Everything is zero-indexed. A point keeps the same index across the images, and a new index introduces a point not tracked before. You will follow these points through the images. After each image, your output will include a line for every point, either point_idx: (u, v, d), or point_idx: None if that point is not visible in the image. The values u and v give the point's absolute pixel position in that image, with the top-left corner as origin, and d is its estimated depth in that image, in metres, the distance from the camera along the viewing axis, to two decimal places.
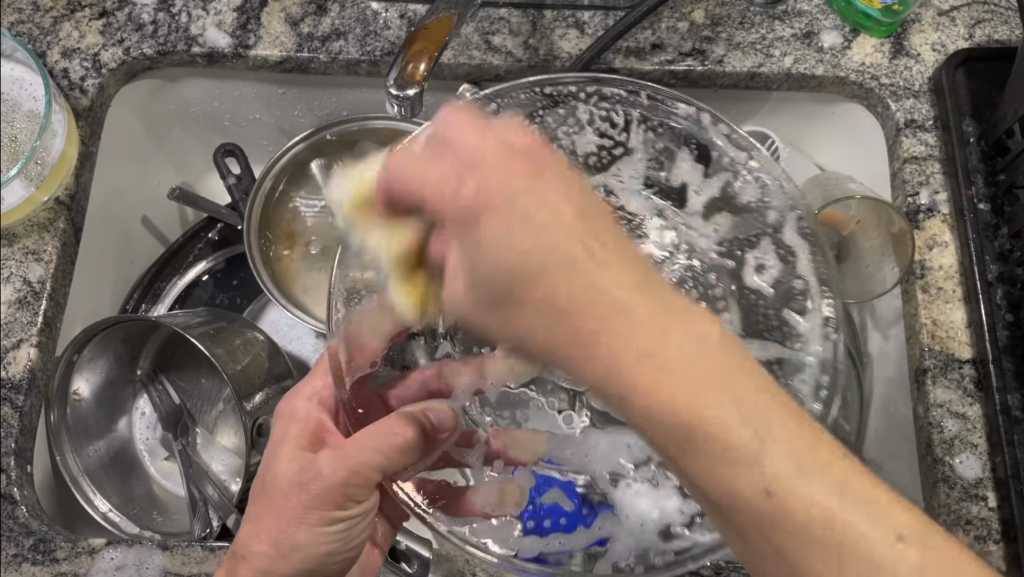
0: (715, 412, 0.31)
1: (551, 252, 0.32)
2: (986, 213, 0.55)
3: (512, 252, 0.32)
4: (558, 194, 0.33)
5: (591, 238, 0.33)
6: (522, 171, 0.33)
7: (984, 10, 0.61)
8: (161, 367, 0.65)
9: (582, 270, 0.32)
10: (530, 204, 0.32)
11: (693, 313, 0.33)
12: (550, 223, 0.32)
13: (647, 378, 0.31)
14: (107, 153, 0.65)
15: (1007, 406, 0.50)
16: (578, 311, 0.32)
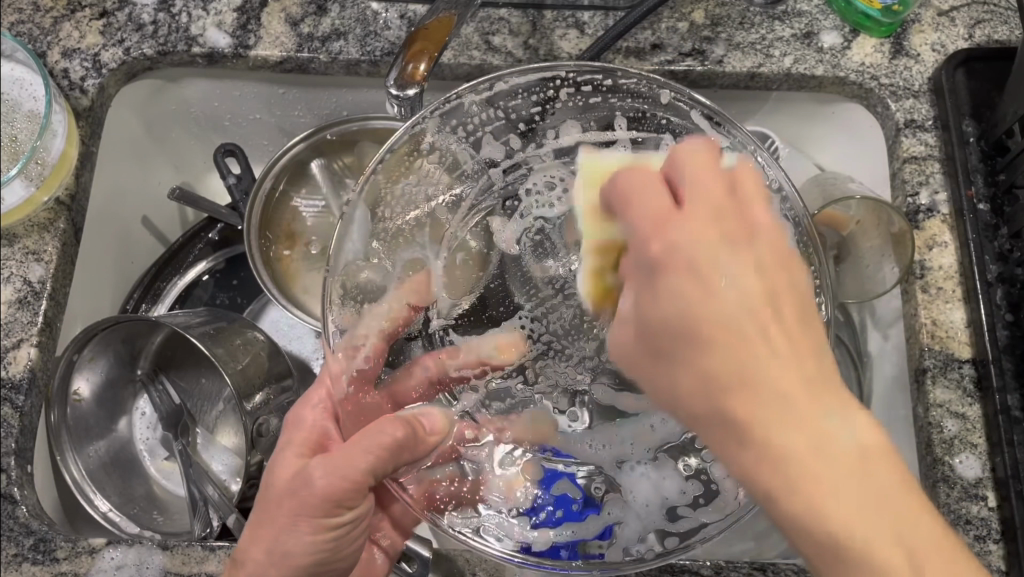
0: (802, 421, 0.33)
1: (733, 289, 0.36)
2: (986, 213, 0.55)
3: (688, 277, 0.36)
4: (719, 241, 0.37)
5: (758, 273, 0.36)
6: (716, 214, 0.37)
7: (984, 10, 0.61)
8: (161, 367, 0.65)
9: (734, 318, 0.35)
10: (727, 261, 0.36)
11: (848, 414, 0.34)
12: (766, 258, 0.37)
13: (796, 398, 0.34)
14: (107, 153, 0.65)
15: (1007, 406, 0.50)
16: (709, 329, 0.35)
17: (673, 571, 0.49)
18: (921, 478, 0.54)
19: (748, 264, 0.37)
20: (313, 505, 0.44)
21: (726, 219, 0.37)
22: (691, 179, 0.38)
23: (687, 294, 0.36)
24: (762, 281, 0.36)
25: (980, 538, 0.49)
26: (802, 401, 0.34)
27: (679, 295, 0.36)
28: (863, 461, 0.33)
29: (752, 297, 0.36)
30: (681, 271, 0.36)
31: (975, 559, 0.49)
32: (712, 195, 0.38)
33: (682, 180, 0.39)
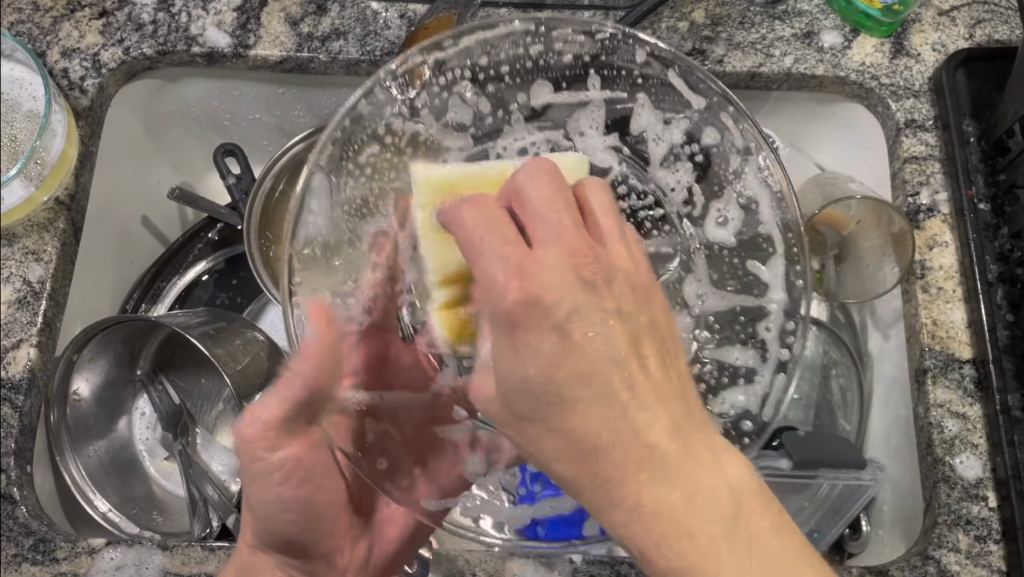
0: (668, 469, 0.38)
1: (598, 347, 0.38)
2: (986, 213, 0.55)
3: (558, 338, 0.38)
4: (585, 310, 0.38)
5: (615, 348, 0.39)
6: (569, 259, 0.39)
7: (984, 10, 0.61)
8: (161, 367, 0.65)
9: (600, 371, 0.38)
10: (547, 277, 0.38)
11: (721, 463, 0.39)
12: (572, 267, 0.39)
13: (658, 440, 0.38)
14: (107, 153, 0.65)
15: (1008, 406, 0.50)
16: (591, 387, 0.38)
17: None
18: (922, 478, 0.54)
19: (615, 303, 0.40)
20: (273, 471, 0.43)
21: (573, 265, 0.39)
22: (561, 228, 0.39)
23: (553, 348, 0.38)
24: (625, 353, 0.39)
25: (980, 538, 0.49)
26: (667, 441, 0.38)
27: (552, 355, 0.38)
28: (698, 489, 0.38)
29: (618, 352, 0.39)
30: (556, 331, 0.38)
31: (976, 559, 0.49)
32: (556, 244, 0.39)
33: (531, 217, 0.40)
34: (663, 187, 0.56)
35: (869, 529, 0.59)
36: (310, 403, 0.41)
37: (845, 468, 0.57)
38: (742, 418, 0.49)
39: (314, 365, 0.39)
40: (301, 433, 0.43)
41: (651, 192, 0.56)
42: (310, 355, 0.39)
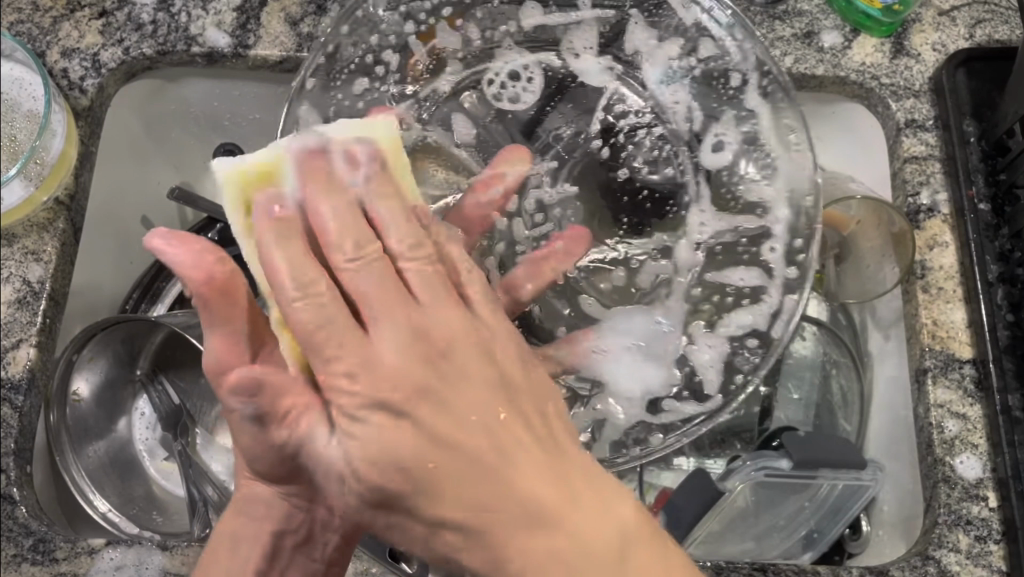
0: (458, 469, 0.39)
1: (456, 428, 0.40)
2: (986, 213, 0.55)
3: (429, 444, 0.39)
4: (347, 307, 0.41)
5: (383, 342, 0.40)
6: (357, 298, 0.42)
7: (984, 10, 0.61)
8: (160, 367, 0.65)
9: (480, 460, 0.39)
10: (382, 349, 0.40)
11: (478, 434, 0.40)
12: (418, 331, 0.41)
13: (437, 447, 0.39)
14: (106, 153, 0.65)
15: (1007, 406, 0.50)
16: (474, 491, 0.39)
17: None
18: (922, 478, 0.53)
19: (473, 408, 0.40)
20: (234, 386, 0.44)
21: (411, 338, 0.40)
22: (417, 275, 0.42)
23: (412, 446, 0.39)
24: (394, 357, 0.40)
25: (980, 538, 0.49)
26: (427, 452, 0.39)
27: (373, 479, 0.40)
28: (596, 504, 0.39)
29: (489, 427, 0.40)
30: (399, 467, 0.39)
31: (976, 560, 0.49)
32: (369, 288, 0.41)
33: (362, 299, 0.41)
34: (664, 107, 0.57)
35: (869, 529, 0.59)
36: (225, 311, 0.43)
37: (846, 468, 0.57)
38: (749, 335, 0.52)
39: (202, 270, 0.42)
40: (234, 342, 0.43)
41: (649, 110, 0.58)
42: (190, 266, 0.42)
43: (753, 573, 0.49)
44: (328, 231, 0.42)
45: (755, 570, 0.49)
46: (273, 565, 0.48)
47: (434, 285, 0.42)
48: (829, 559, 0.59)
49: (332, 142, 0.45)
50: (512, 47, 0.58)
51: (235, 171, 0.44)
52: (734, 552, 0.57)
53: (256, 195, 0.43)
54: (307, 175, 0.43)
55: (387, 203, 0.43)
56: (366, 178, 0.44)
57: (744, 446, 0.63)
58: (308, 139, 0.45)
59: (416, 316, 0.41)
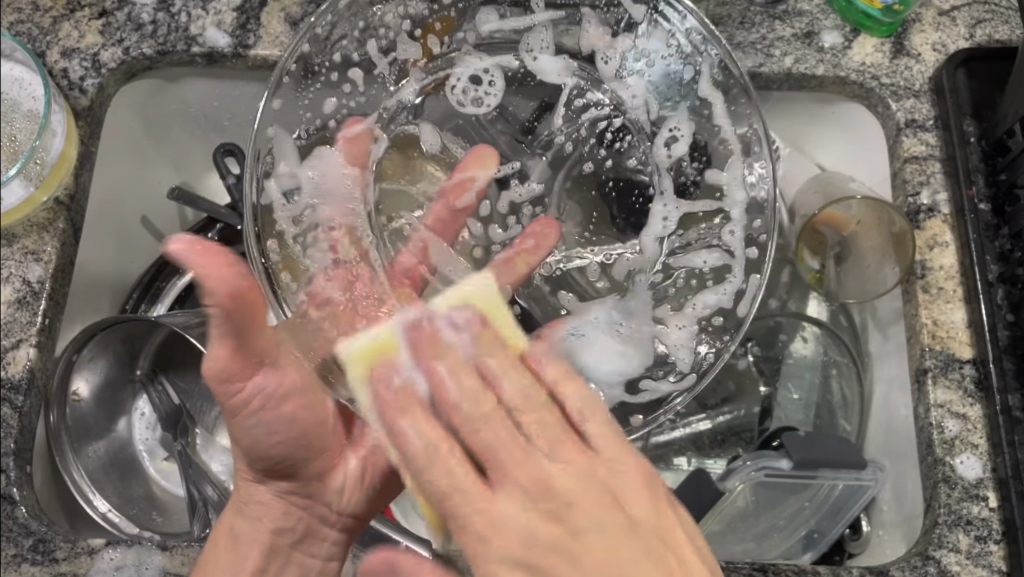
0: (575, 553, 0.37)
1: (577, 502, 0.38)
2: (986, 213, 0.55)
3: (541, 539, 0.37)
4: (539, 427, 0.40)
5: (552, 459, 0.39)
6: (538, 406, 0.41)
7: (984, 10, 0.61)
8: (160, 367, 0.64)
9: (575, 527, 0.37)
10: (505, 507, 0.38)
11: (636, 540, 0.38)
12: (534, 488, 0.38)
13: (539, 529, 0.37)
14: (105, 153, 0.65)
15: (1008, 406, 0.50)
16: (596, 553, 0.37)
17: None
18: (922, 478, 0.54)
19: (569, 481, 0.38)
20: (238, 397, 0.44)
21: (535, 498, 0.38)
22: (518, 396, 0.41)
23: (544, 542, 0.37)
24: (557, 458, 0.39)
25: (980, 538, 0.49)
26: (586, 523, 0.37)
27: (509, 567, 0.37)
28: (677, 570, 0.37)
29: (579, 471, 0.39)
30: (524, 558, 0.37)
31: (976, 560, 0.49)
32: (490, 436, 0.39)
33: (458, 415, 0.40)
34: (621, 98, 0.57)
35: (869, 529, 0.59)
36: (238, 323, 0.40)
37: (846, 468, 0.57)
38: (716, 314, 0.53)
39: (224, 288, 0.38)
40: (240, 354, 0.42)
41: (610, 102, 0.57)
42: (216, 288, 0.37)
43: (753, 573, 0.49)
44: (464, 428, 0.40)
45: (755, 570, 0.49)
46: (273, 559, 0.51)
47: (535, 404, 0.41)
48: (829, 558, 0.60)
49: (433, 317, 0.45)
50: (469, 51, 0.58)
51: (359, 344, 0.44)
52: (735, 551, 0.57)
53: (379, 365, 0.43)
54: (418, 344, 0.44)
55: (510, 373, 0.42)
56: (470, 339, 0.43)
57: (744, 446, 0.63)
58: (417, 315, 0.45)
59: (531, 471, 0.39)
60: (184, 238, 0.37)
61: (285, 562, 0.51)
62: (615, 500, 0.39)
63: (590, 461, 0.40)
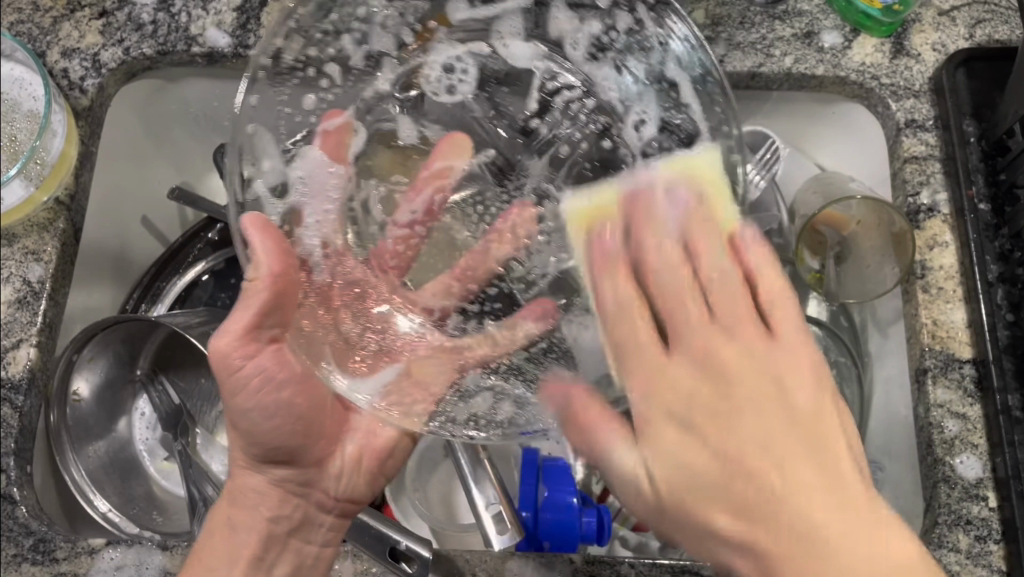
0: (738, 399, 0.35)
1: (759, 435, 0.35)
2: (986, 213, 0.55)
3: (723, 464, 0.34)
4: (723, 294, 0.38)
5: (719, 337, 0.37)
6: (743, 286, 0.39)
7: (984, 10, 0.61)
8: (160, 367, 0.64)
9: (779, 455, 0.34)
10: (671, 404, 0.36)
11: (793, 402, 0.36)
12: (701, 357, 0.36)
13: (703, 399, 0.35)
14: (105, 153, 0.65)
15: (1007, 405, 0.50)
16: (770, 455, 0.34)
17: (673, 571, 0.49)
18: (922, 478, 0.54)
19: (751, 368, 0.36)
20: (234, 373, 0.49)
21: (705, 369, 0.36)
22: (702, 240, 0.40)
23: (715, 463, 0.35)
24: (708, 336, 0.37)
25: (981, 538, 0.49)
26: (783, 436, 0.35)
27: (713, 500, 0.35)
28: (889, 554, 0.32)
29: (810, 392, 0.36)
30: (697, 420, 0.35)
31: (976, 559, 0.49)
32: (696, 312, 0.38)
33: (666, 298, 0.39)
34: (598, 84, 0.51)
35: None
36: (270, 303, 0.47)
37: None
38: None
39: (268, 269, 0.45)
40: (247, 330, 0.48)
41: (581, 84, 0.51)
42: (265, 260, 0.44)
43: None
44: (647, 271, 0.39)
45: None
46: (269, 547, 0.52)
47: (732, 293, 0.38)
48: None
49: (649, 186, 0.43)
50: (441, 39, 0.51)
51: (582, 202, 0.44)
52: None
53: (595, 223, 0.43)
54: (631, 213, 0.42)
55: (709, 224, 0.41)
56: (680, 210, 0.41)
57: None
58: (637, 179, 0.45)
59: (706, 337, 0.37)
60: (257, 215, 0.45)
61: (282, 551, 0.52)
62: (804, 431, 0.35)
63: (784, 362, 0.37)
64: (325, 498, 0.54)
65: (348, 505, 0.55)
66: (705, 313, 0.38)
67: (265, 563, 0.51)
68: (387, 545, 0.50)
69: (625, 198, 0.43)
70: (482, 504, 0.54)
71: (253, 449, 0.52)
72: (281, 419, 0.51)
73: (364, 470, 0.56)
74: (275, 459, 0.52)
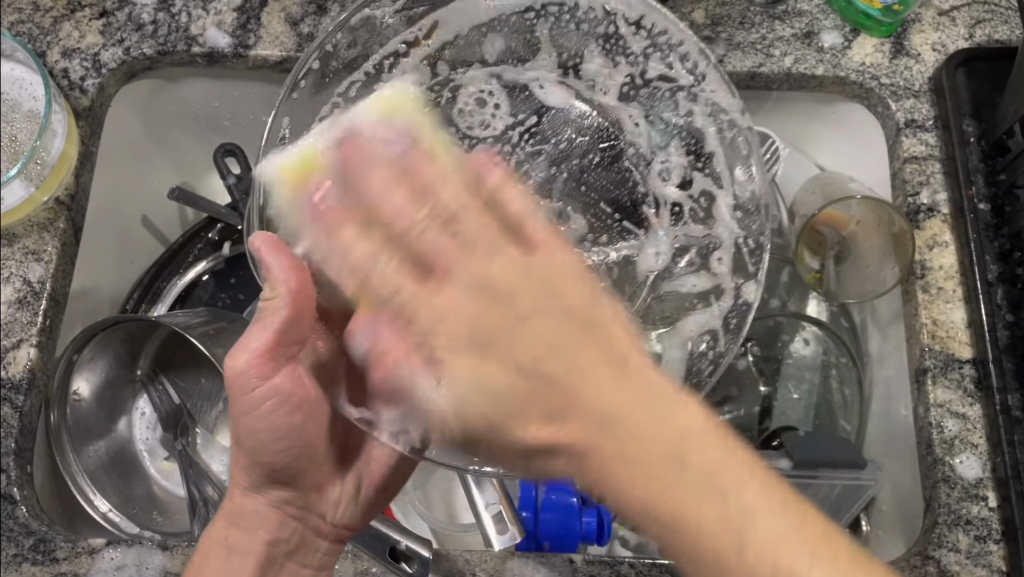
0: (644, 457, 0.36)
1: (596, 401, 0.37)
2: (986, 213, 0.55)
3: (523, 379, 0.38)
4: (537, 292, 0.39)
5: (546, 328, 0.38)
6: (478, 235, 0.41)
7: (984, 10, 0.61)
8: (161, 367, 0.64)
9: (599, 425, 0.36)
10: (578, 436, 0.37)
11: (693, 435, 0.37)
12: (532, 348, 0.38)
13: (596, 403, 0.37)
14: (106, 153, 0.65)
15: (1007, 406, 0.50)
16: (563, 390, 0.37)
17: (674, 571, 0.49)
18: (922, 478, 0.54)
19: (477, 297, 0.39)
20: (251, 394, 0.45)
21: (524, 364, 0.38)
22: (471, 224, 0.41)
23: (556, 421, 0.37)
24: (496, 292, 0.39)
25: (980, 538, 0.49)
26: (642, 416, 0.37)
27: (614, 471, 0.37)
28: (800, 522, 0.36)
29: (567, 349, 0.38)
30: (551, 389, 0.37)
31: (975, 559, 0.49)
32: (442, 250, 0.41)
33: (430, 254, 0.41)
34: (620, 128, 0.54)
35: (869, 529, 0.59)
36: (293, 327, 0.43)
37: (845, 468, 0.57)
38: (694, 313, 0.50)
39: (295, 283, 0.41)
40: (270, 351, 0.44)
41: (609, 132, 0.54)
42: (283, 275, 0.41)
43: None
44: (415, 243, 0.41)
45: None
46: (268, 568, 0.50)
47: (486, 200, 0.42)
48: None
49: (364, 122, 0.44)
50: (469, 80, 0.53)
51: (279, 170, 0.43)
52: None
53: (308, 185, 0.43)
54: (352, 160, 0.43)
55: (433, 167, 0.43)
56: (399, 145, 0.44)
57: None
58: (341, 125, 0.45)
59: (479, 268, 0.40)
60: (269, 234, 0.42)
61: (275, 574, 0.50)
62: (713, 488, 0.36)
63: (542, 277, 0.40)
64: (324, 523, 0.51)
65: (344, 530, 0.52)
66: (459, 234, 0.41)
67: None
68: (387, 545, 0.50)
69: (347, 142, 0.44)
70: (482, 504, 0.54)
71: (252, 469, 0.49)
72: (288, 442, 0.48)
73: (364, 499, 0.53)
74: (278, 481, 0.50)
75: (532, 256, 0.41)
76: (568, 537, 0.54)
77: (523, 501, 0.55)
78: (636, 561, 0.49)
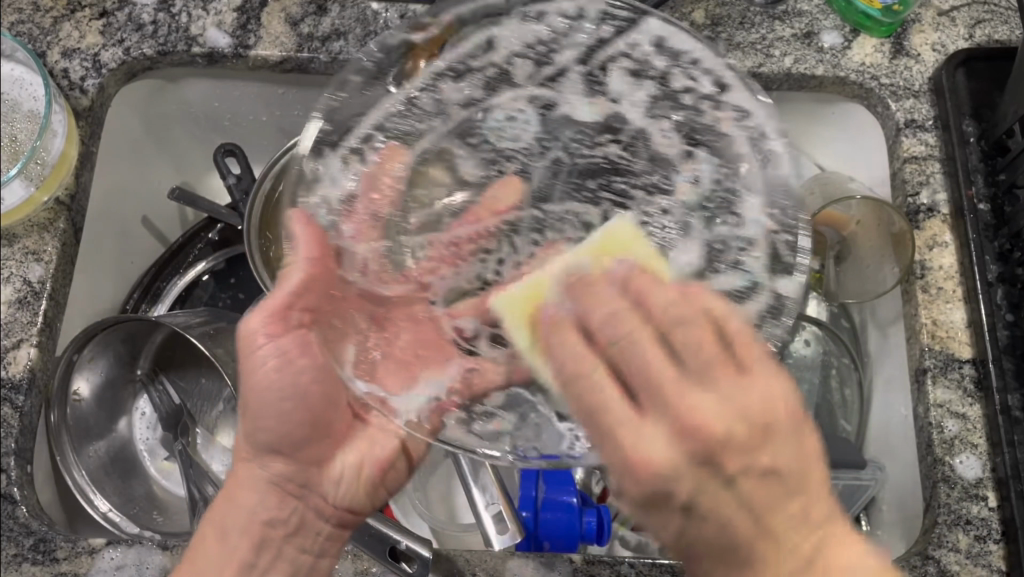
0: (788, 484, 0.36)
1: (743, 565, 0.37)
2: (986, 213, 0.55)
3: (688, 442, 0.34)
4: (725, 364, 0.35)
5: (695, 394, 0.34)
6: (693, 328, 0.35)
7: (984, 10, 0.61)
8: (161, 367, 0.64)
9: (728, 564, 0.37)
10: (712, 496, 0.35)
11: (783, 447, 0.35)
12: (678, 415, 0.34)
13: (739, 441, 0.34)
14: (106, 153, 0.65)
15: (1007, 406, 0.50)
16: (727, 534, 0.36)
17: (673, 571, 0.49)
18: (922, 478, 0.54)
19: (727, 422, 0.34)
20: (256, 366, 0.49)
21: (683, 431, 0.34)
22: (669, 311, 0.36)
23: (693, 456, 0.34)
24: (660, 363, 0.35)
25: (981, 538, 0.49)
26: (767, 445, 0.35)
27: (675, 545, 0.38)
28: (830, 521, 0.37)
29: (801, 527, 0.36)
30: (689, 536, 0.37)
31: (976, 559, 0.49)
32: (621, 325, 0.36)
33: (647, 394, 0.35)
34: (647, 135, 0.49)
35: (869, 528, 0.60)
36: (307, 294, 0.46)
37: (845, 467, 0.58)
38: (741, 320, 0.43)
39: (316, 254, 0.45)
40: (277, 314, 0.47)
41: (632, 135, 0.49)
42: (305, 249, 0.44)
43: None
44: (617, 352, 0.36)
45: None
46: (261, 552, 0.49)
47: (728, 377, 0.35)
48: None
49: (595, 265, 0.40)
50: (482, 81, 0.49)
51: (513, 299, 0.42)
52: None
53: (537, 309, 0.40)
54: (575, 289, 0.39)
55: (650, 296, 0.36)
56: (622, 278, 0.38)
57: None
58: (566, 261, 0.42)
59: (682, 398, 0.34)
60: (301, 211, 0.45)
61: (275, 556, 0.50)
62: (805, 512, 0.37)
63: (755, 409, 0.34)
64: (324, 503, 0.52)
65: (347, 514, 0.52)
66: (653, 331, 0.36)
67: (257, 567, 0.49)
68: (387, 545, 0.49)
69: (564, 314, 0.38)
70: (482, 504, 0.53)
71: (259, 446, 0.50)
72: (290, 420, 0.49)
73: (363, 484, 0.53)
74: (282, 456, 0.50)
75: (686, 300, 0.36)
76: (568, 537, 0.54)
77: (523, 501, 0.55)
78: (636, 561, 0.49)
